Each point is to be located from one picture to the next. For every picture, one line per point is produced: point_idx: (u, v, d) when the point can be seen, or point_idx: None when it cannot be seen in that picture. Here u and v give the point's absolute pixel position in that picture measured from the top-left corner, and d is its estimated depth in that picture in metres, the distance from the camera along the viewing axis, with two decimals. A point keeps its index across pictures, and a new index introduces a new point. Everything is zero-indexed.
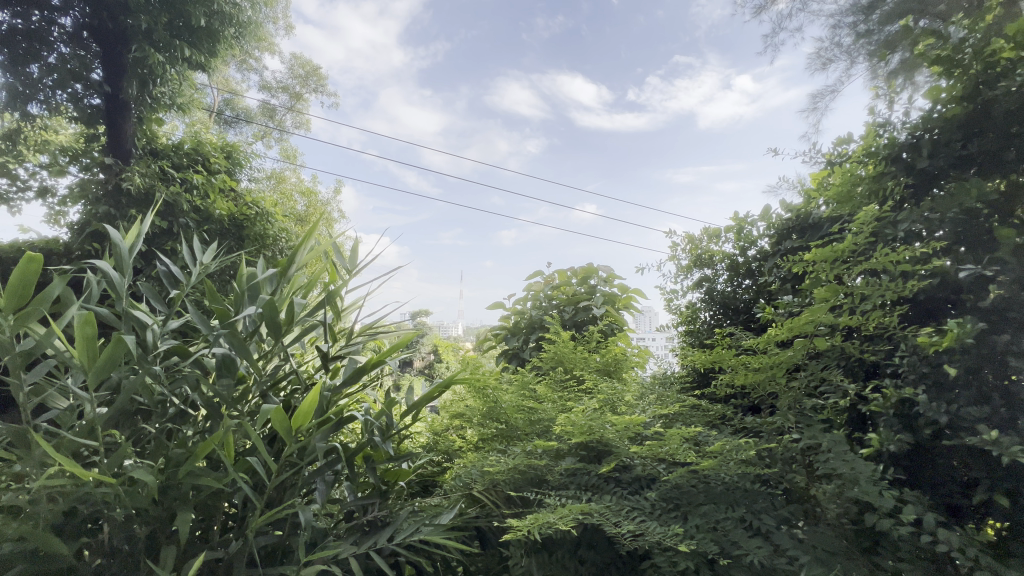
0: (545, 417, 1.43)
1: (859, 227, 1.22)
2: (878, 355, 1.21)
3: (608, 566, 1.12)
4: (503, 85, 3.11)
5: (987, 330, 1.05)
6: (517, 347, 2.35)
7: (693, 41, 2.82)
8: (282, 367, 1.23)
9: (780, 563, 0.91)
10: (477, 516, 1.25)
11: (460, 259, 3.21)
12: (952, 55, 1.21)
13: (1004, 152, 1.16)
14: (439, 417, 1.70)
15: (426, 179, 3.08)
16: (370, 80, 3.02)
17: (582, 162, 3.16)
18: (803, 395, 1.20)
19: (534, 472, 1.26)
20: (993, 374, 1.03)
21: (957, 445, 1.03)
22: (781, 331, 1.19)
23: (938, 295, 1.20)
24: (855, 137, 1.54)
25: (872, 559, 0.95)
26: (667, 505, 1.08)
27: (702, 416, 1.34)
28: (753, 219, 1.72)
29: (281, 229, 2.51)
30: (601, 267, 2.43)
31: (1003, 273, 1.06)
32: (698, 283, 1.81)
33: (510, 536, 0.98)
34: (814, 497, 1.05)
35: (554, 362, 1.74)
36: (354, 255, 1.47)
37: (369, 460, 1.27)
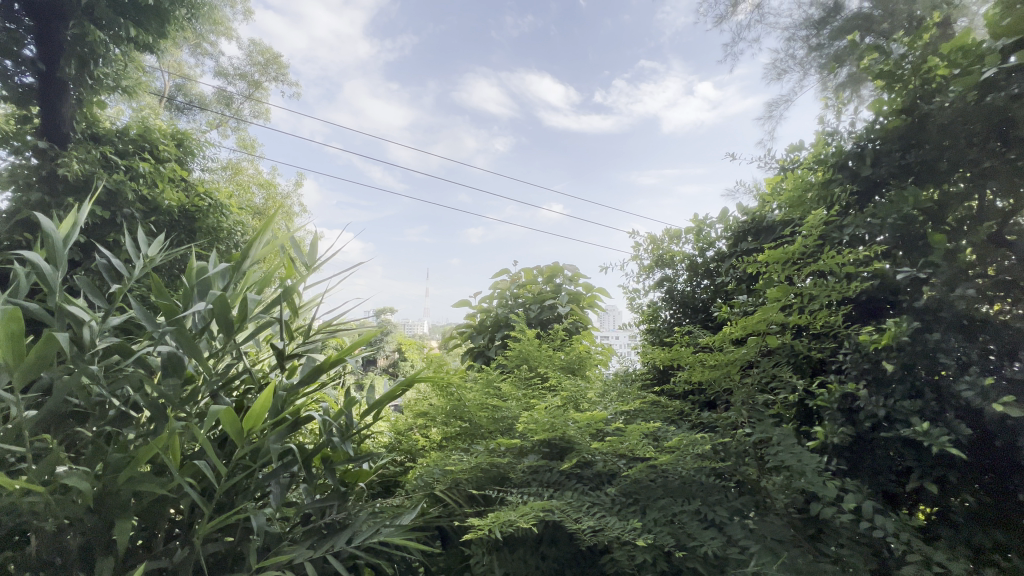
0: (508, 415, 1.42)
1: (809, 230, 1.28)
2: (824, 352, 1.28)
3: (568, 562, 1.12)
4: (471, 81, 3.10)
5: (920, 328, 1.13)
6: (482, 345, 2.34)
7: (657, 47, 2.84)
8: (234, 367, 1.18)
9: (733, 553, 0.93)
10: (440, 515, 1.24)
11: (426, 257, 3.10)
12: (893, 71, 1.29)
13: (937, 164, 1.23)
14: (402, 416, 1.69)
15: (392, 175, 2.96)
16: (333, 70, 2.90)
17: (549, 162, 3.25)
18: (755, 391, 1.25)
19: (497, 470, 1.26)
20: (925, 371, 1.10)
21: (893, 437, 1.10)
22: (735, 329, 1.24)
23: (878, 296, 1.28)
24: (806, 145, 1.61)
25: (816, 545, 1.00)
26: (627, 500, 1.09)
27: (661, 412, 1.37)
28: (711, 221, 1.79)
29: (236, 222, 2.43)
30: (566, 265, 2.46)
31: (935, 276, 1.14)
32: (659, 283, 1.87)
33: (471, 536, 0.98)
34: (764, 488, 1.08)
35: (519, 360, 1.76)
36: (313, 250, 1.42)
37: (327, 461, 1.25)
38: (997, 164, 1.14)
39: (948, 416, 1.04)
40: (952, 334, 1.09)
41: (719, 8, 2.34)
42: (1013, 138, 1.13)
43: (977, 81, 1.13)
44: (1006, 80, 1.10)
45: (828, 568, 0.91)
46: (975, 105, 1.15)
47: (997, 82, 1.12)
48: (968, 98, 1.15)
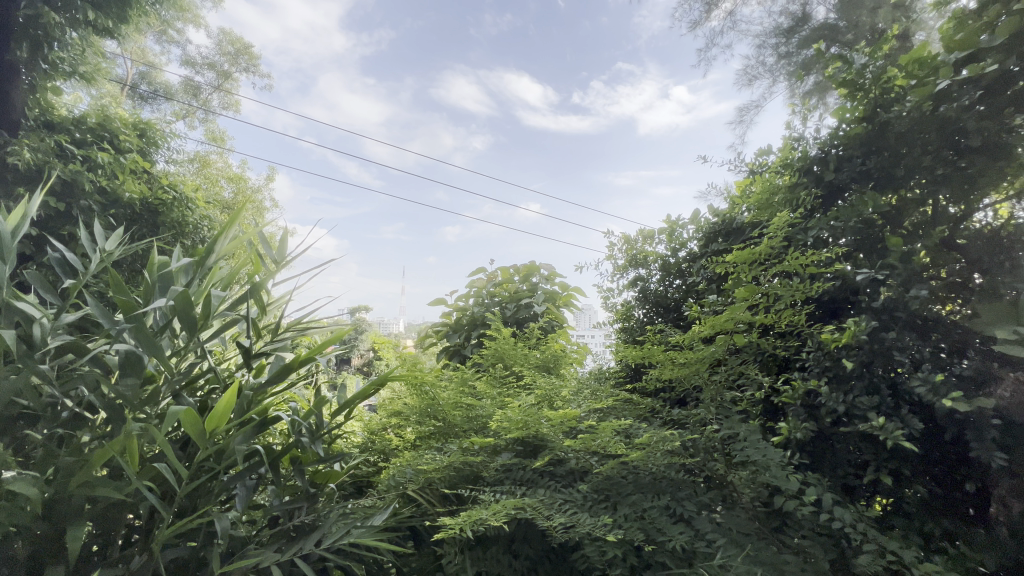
0: (483, 413, 1.41)
1: (774, 232, 1.32)
2: (789, 351, 1.32)
3: (540, 560, 1.12)
4: (449, 79, 3.06)
5: (878, 328, 1.18)
6: (459, 344, 2.34)
7: (634, 50, 2.91)
8: (198, 366, 1.14)
9: (701, 547, 0.95)
10: (413, 515, 1.22)
11: (403, 255, 3.06)
12: (856, 79, 1.34)
13: (896, 169, 1.28)
14: (375, 415, 1.67)
15: (368, 171, 2.91)
16: (308, 63, 2.79)
17: (527, 162, 3.26)
18: (723, 388, 1.28)
19: (470, 468, 1.26)
20: (883, 369, 1.15)
21: (852, 432, 1.14)
22: (705, 327, 1.26)
23: (839, 296, 1.33)
24: (774, 149, 1.68)
25: (780, 537, 1.03)
26: (598, 496, 1.11)
27: (633, 410, 1.38)
28: (683, 222, 1.83)
29: (203, 217, 2.34)
30: (543, 265, 2.47)
31: (892, 277, 1.19)
32: (632, 282, 1.90)
33: (442, 535, 0.97)
34: (731, 483, 1.10)
35: (495, 359, 1.77)
36: (284, 246, 1.38)
37: (296, 462, 1.22)
38: (950, 172, 1.20)
39: (903, 411, 1.09)
40: (907, 333, 1.14)
41: (694, 14, 2.42)
42: (964, 147, 1.19)
43: (933, 91, 1.19)
44: (959, 91, 1.17)
45: (791, 559, 0.94)
46: (931, 115, 1.21)
47: (950, 93, 1.18)
48: (924, 108, 1.21)
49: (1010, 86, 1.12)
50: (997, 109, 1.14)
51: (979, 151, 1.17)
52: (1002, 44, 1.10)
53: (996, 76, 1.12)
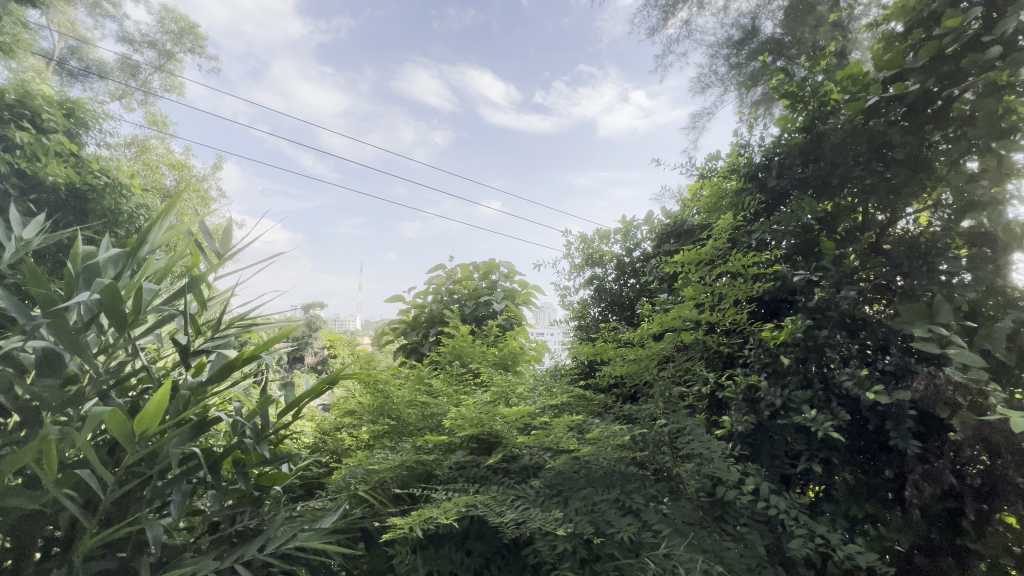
0: (438, 410, 1.39)
1: (718, 234, 1.39)
2: (733, 347, 1.38)
3: (492, 557, 1.12)
4: (411, 71, 3.00)
5: (812, 326, 1.25)
6: (416, 341, 2.31)
7: (596, 52, 2.95)
8: (129, 364, 1.07)
9: (646, 537, 0.98)
10: (364, 515, 1.20)
11: (360, 250, 2.92)
12: (797, 91, 1.41)
13: (830, 178, 1.37)
14: (328, 415, 1.61)
15: (324, 163, 2.80)
16: (260, 47, 2.62)
17: (488, 159, 3.20)
18: (671, 383, 1.32)
19: (423, 468, 1.24)
20: (816, 364, 1.22)
21: (787, 424, 1.21)
22: (654, 325, 1.31)
23: (779, 296, 1.40)
24: (722, 155, 1.71)
25: (721, 525, 1.08)
26: (551, 491, 1.12)
27: (586, 406, 1.40)
28: (638, 222, 1.88)
29: (139, 205, 2.18)
30: (502, 263, 2.47)
31: (826, 279, 1.28)
32: (589, 280, 1.93)
33: (391, 536, 0.95)
34: (678, 475, 1.14)
35: (452, 356, 1.76)
36: (227, 237, 1.31)
37: (238, 465, 1.17)
38: (877, 182, 1.32)
39: (832, 404, 1.16)
40: (838, 331, 1.22)
41: (651, 22, 2.51)
42: (891, 159, 1.30)
43: (864, 106, 1.29)
44: (886, 107, 1.27)
45: (731, 546, 0.99)
46: (862, 127, 1.31)
47: (879, 109, 1.29)
48: (856, 121, 1.31)
49: (929, 105, 1.24)
50: (919, 126, 1.26)
51: (902, 162, 1.28)
52: (923, 66, 1.23)
53: (918, 95, 1.24)
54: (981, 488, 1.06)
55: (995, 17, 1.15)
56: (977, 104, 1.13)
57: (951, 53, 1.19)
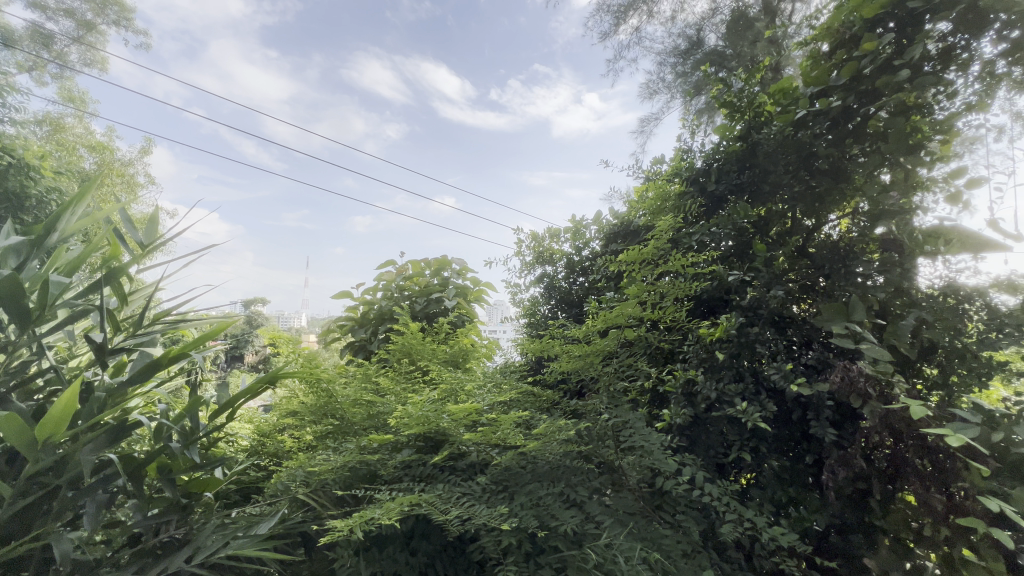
0: (384, 409, 1.34)
1: (659, 235, 1.46)
2: (673, 344, 1.44)
3: (438, 555, 1.12)
4: (362, 60, 2.87)
5: (745, 323, 1.33)
6: (364, 339, 2.27)
7: (551, 52, 2.92)
8: (33, 364, 0.97)
9: (589, 528, 1.01)
10: (305, 520, 1.15)
11: (305, 244, 2.68)
12: (734, 101, 1.51)
13: (762, 185, 1.46)
14: (269, 416, 1.54)
15: (267, 151, 2.63)
16: (196, 24, 2.30)
17: (441, 155, 3.15)
18: (616, 378, 1.36)
19: (366, 467, 1.21)
20: (748, 359, 1.30)
21: (721, 416, 1.29)
22: (598, 321, 1.34)
23: (716, 295, 1.47)
24: (666, 159, 1.79)
25: (659, 514, 1.13)
26: (497, 487, 1.12)
27: (534, 401, 1.41)
28: (587, 222, 1.93)
29: (49, 189, 2.05)
30: (454, 259, 2.45)
31: (757, 279, 1.36)
32: (539, 278, 1.96)
33: (329, 538, 0.91)
34: (622, 467, 1.17)
35: (402, 354, 1.72)
36: (152, 227, 1.21)
37: (163, 471, 1.09)
38: (804, 190, 1.40)
39: (760, 396, 1.25)
40: (768, 328, 1.30)
41: (604, 26, 2.78)
42: (816, 169, 1.38)
43: (793, 119, 1.39)
44: (813, 120, 1.37)
45: (668, 534, 1.05)
46: (792, 138, 1.40)
47: (807, 122, 1.39)
48: (786, 132, 1.41)
49: (850, 119, 1.34)
50: (840, 139, 1.35)
51: (827, 172, 1.37)
52: (844, 84, 1.33)
53: (840, 110, 1.34)
54: (886, 469, 1.16)
55: (905, 43, 1.28)
56: (889, 121, 1.26)
57: (868, 73, 1.29)
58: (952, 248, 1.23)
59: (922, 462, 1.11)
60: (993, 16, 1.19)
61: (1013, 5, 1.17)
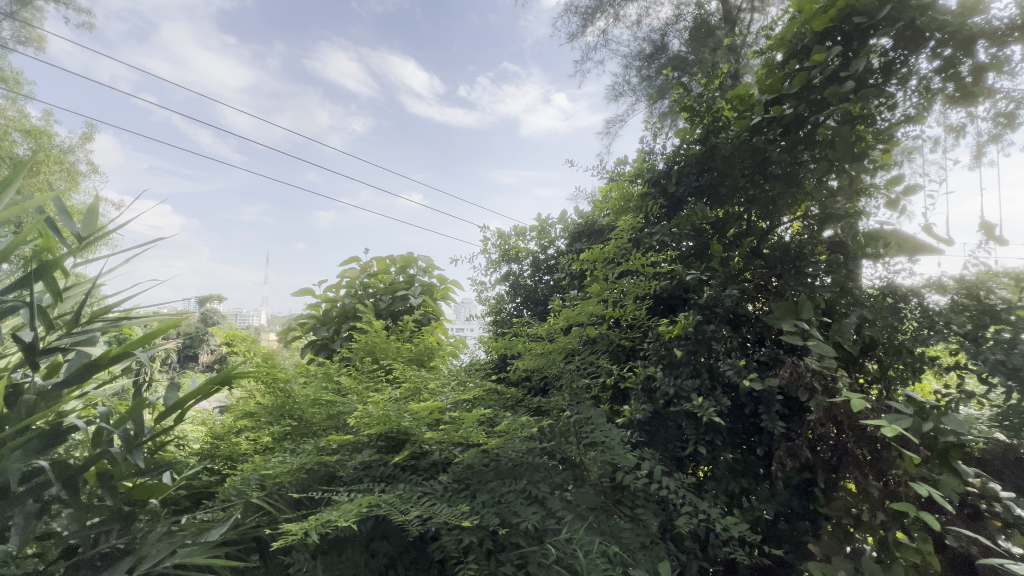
0: (344, 409, 1.31)
1: (620, 235, 1.50)
2: (634, 341, 1.47)
3: (399, 556, 1.10)
4: (327, 51, 2.64)
5: (702, 322, 1.37)
6: (326, 337, 2.21)
7: (520, 52, 2.98)
8: None
9: (550, 524, 1.01)
10: (259, 524, 1.13)
11: (266, 241, 2.47)
12: (693, 106, 1.56)
13: (719, 187, 1.50)
14: (224, 419, 1.46)
15: (225, 143, 2.36)
16: (146, 5, 2.09)
17: (408, 151, 2.96)
18: (578, 376, 1.37)
19: (325, 468, 1.19)
20: (705, 356, 1.34)
21: (678, 411, 1.32)
22: (560, 320, 1.35)
23: (674, 294, 1.52)
24: (629, 160, 1.82)
25: (619, 508, 1.16)
26: (459, 486, 1.11)
27: (499, 399, 1.40)
28: (552, 221, 1.96)
29: None
30: (420, 256, 2.43)
31: (714, 278, 1.41)
32: (505, 276, 1.97)
33: (282, 543, 0.88)
34: (583, 462, 1.19)
35: (365, 352, 1.68)
36: (92, 218, 1.14)
37: (105, 477, 1.03)
38: (758, 193, 1.45)
39: (715, 391, 1.29)
40: (723, 326, 1.35)
41: (571, 27, 3.10)
42: (770, 173, 1.44)
43: (749, 124, 1.44)
44: (767, 126, 1.43)
45: (626, 527, 1.09)
46: (748, 143, 1.45)
47: (761, 127, 1.44)
48: (743, 137, 1.45)
49: (801, 127, 1.40)
50: (793, 146, 1.42)
51: (778, 177, 1.43)
52: (795, 93, 1.39)
53: (792, 118, 1.40)
54: (831, 459, 1.23)
55: (851, 56, 1.36)
56: (837, 129, 1.33)
57: (818, 83, 1.36)
58: (891, 250, 1.32)
59: (862, 451, 1.18)
60: (929, 35, 1.29)
61: (946, 24, 1.26)
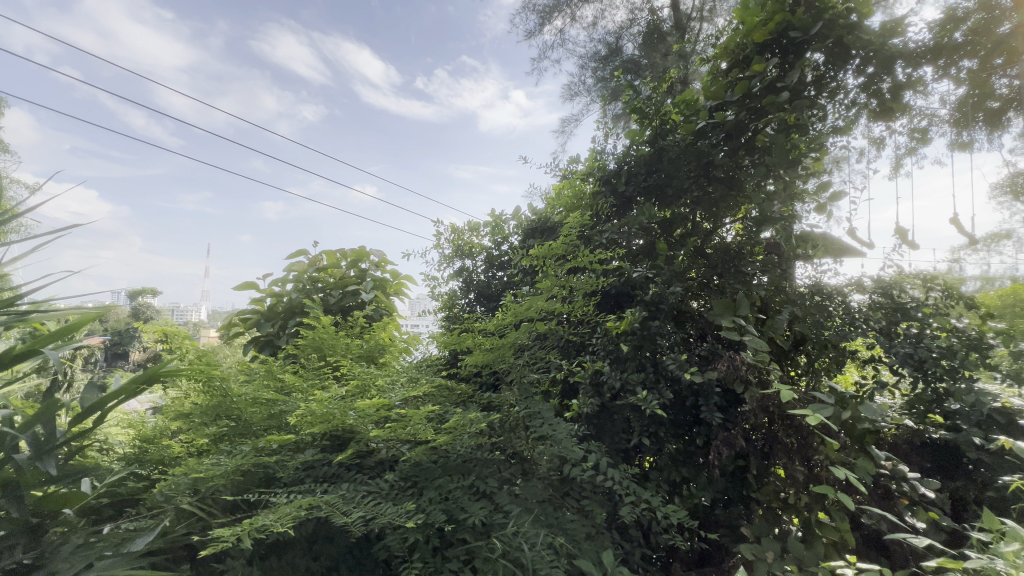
0: (287, 408, 1.27)
1: (569, 233, 1.53)
2: (583, 336, 1.51)
3: (342, 557, 1.08)
4: (276, 33, 2.42)
5: (647, 317, 1.41)
6: (272, 334, 2.11)
7: (478, 46, 2.84)
8: None
9: (497, 518, 1.02)
10: (190, 532, 1.06)
11: (207, 231, 2.20)
12: (642, 107, 1.60)
13: (666, 188, 1.56)
14: (156, 420, 1.36)
15: (160, 125, 2.11)
16: None
17: (364, 141, 2.87)
18: (527, 370, 1.38)
19: (264, 470, 1.14)
20: (649, 350, 1.39)
21: (624, 404, 1.37)
22: (509, 316, 1.35)
23: (622, 290, 1.57)
24: (581, 159, 1.85)
25: (567, 500, 1.19)
26: (406, 484, 1.09)
27: (450, 396, 1.38)
28: (506, 217, 1.97)
29: None
30: (373, 251, 2.34)
31: (660, 275, 1.47)
32: (458, 272, 1.96)
33: (211, 550, 0.84)
34: (532, 457, 1.20)
35: (313, 349, 1.61)
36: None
37: (8, 488, 0.94)
38: (702, 195, 1.52)
39: (659, 384, 1.35)
40: (667, 322, 1.40)
41: (529, 24, 2.99)
42: (714, 176, 1.51)
43: (694, 129, 1.49)
44: (710, 131, 1.49)
45: (573, 519, 1.11)
46: (693, 146, 1.51)
47: (706, 132, 1.50)
48: (689, 141, 1.51)
49: (741, 134, 1.47)
50: (734, 151, 1.49)
51: (721, 180, 1.50)
52: (737, 100, 1.47)
53: (733, 124, 1.47)
54: (763, 447, 1.30)
55: (787, 68, 1.44)
56: (773, 137, 1.40)
57: (757, 92, 1.44)
58: (819, 252, 1.39)
59: (790, 439, 1.27)
60: (855, 53, 1.39)
61: (869, 44, 1.36)
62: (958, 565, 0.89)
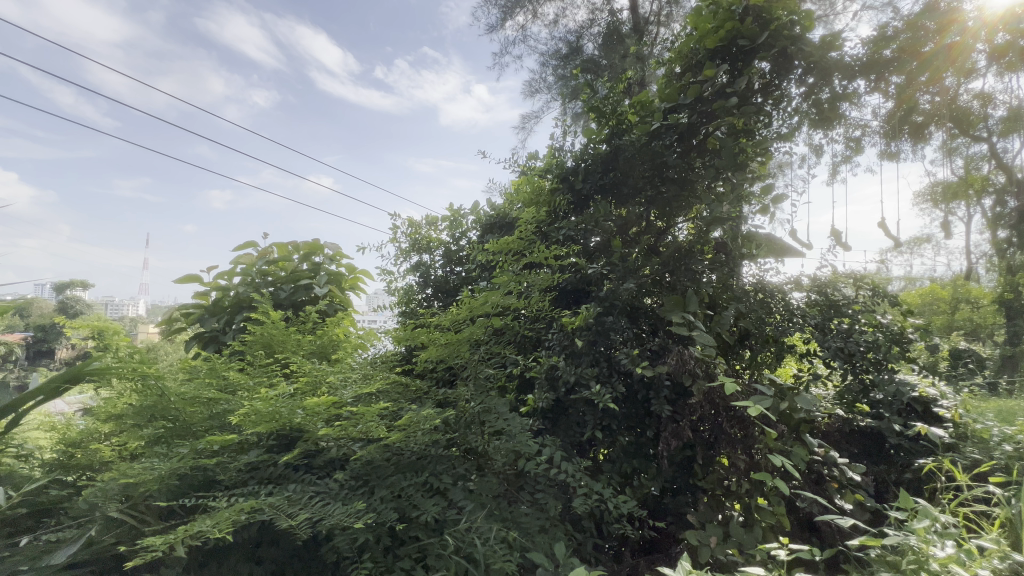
0: (230, 407, 1.20)
1: (524, 229, 1.54)
2: (539, 332, 1.52)
3: (289, 561, 1.05)
4: (223, 9, 2.01)
5: (602, 313, 1.44)
6: (216, 330, 2.01)
7: (440, 37, 2.88)
8: None
9: (450, 514, 1.02)
10: (119, 541, 0.99)
11: None
12: (600, 106, 1.62)
13: (621, 186, 1.60)
14: (84, 424, 1.26)
15: None
16: None
17: (319, 131, 2.54)
18: (483, 366, 1.38)
19: (204, 473, 1.08)
20: (603, 346, 1.42)
21: (579, 399, 1.38)
22: (464, 311, 1.34)
23: (578, 286, 1.59)
24: (540, 156, 1.86)
25: (521, 493, 1.20)
26: (357, 483, 1.07)
27: (404, 392, 1.35)
28: (464, 212, 1.95)
29: None
30: (327, 243, 2.26)
31: (614, 272, 1.50)
32: (416, 266, 1.92)
33: (141, 560, 0.79)
34: (487, 452, 1.20)
35: (261, 345, 1.54)
36: None
37: None
38: (655, 195, 1.57)
39: (612, 378, 1.38)
40: (621, 318, 1.43)
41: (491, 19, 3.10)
42: (667, 177, 1.56)
43: (649, 129, 1.53)
44: (664, 133, 1.53)
45: (527, 513, 1.13)
46: (647, 146, 1.55)
47: (660, 133, 1.54)
48: (643, 141, 1.55)
49: (692, 136, 1.52)
50: (687, 153, 1.54)
51: (674, 181, 1.56)
52: (689, 103, 1.51)
53: (686, 126, 1.52)
54: (708, 438, 1.36)
55: (736, 74, 1.51)
56: (723, 140, 1.46)
57: (708, 97, 1.49)
58: (763, 252, 1.46)
59: (734, 430, 1.33)
60: (796, 63, 1.48)
61: (809, 55, 1.45)
62: (877, 542, 0.96)
